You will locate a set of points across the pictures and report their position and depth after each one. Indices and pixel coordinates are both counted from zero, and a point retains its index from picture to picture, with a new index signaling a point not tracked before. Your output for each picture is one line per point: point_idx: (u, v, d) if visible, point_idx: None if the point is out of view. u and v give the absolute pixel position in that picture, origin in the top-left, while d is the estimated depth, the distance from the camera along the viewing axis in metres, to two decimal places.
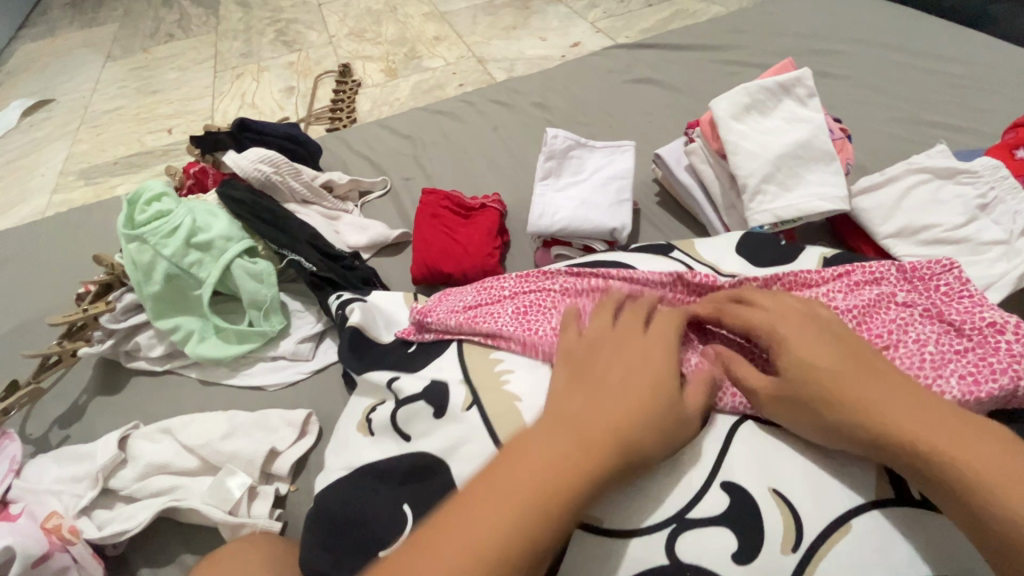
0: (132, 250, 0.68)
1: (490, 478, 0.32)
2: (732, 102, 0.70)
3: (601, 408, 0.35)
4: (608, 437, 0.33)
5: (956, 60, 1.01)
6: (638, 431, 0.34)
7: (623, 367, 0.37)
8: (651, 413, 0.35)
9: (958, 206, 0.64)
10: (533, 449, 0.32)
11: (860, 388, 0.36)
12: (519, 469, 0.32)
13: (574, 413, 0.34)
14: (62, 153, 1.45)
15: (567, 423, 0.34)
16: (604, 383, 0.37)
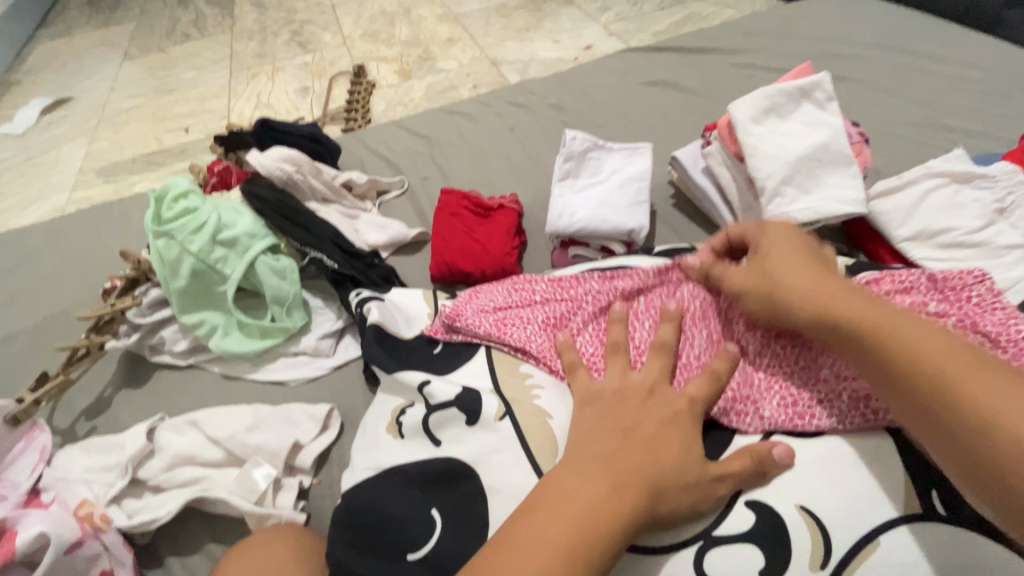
0: (160, 246, 0.70)
1: (524, 526, 0.35)
2: (751, 105, 0.70)
3: (621, 457, 0.38)
4: (634, 487, 0.37)
5: (972, 65, 1.02)
6: (661, 483, 0.37)
7: (653, 417, 0.40)
8: (672, 461, 0.38)
9: (975, 210, 0.65)
10: (560, 499, 0.36)
11: (806, 277, 0.43)
12: (553, 515, 0.35)
13: (599, 459, 0.38)
14: (80, 150, 1.47)
15: (593, 466, 0.38)
16: (631, 431, 0.40)
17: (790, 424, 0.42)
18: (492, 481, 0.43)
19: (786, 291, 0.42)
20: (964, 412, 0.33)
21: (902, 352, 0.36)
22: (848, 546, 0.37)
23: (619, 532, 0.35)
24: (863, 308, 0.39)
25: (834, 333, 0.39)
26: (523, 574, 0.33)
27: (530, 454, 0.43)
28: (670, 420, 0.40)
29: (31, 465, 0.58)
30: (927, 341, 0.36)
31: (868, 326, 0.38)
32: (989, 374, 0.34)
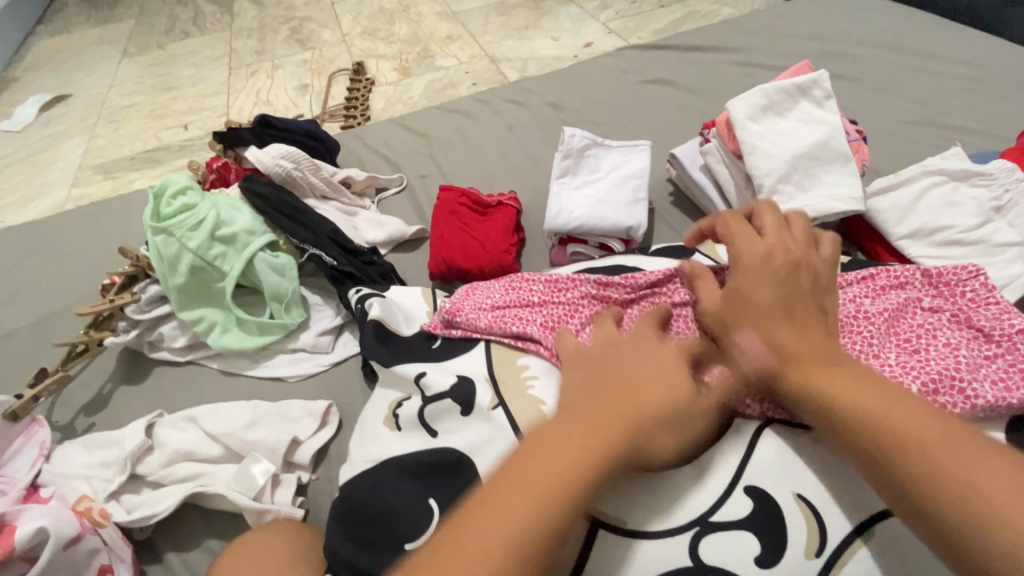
0: (158, 242, 0.70)
1: (507, 488, 0.32)
2: (749, 103, 0.71)
3: (606, 400, 0.36)
4: (620, 421, 0.35)
5: (971, 63, 1.02)
6: (650, 423, 0.36)
7: (638, 356, 0.39)
8: (662, 400, 0.36)
9: (973, 208, 0.65)
10: (547, 454, 0.33)
11: (780, 330, 0.39)
12: (538, 458, 0.33)
13: (583, 399, 0.37)
14: (80, 147, 1.47)
15: (576, 408, 0.36)
16: (614, 371, 0.39)
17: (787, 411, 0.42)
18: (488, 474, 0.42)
19: (757, 351, 0.39)
20: (951, 510, 0.30)
21: (888, 439, 0.33)
22: (843, 536, 0.37)
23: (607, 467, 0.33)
24: (842, 377, 0.36)
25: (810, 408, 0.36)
26: (507, 522, 0.31)
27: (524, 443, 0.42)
28: (659, 359, 0.38)
29: (29, 460, 0.59)
30: (912, 424, 0.33)
31: (847, 402, 0.35)
32: (978, 464, 0.31)
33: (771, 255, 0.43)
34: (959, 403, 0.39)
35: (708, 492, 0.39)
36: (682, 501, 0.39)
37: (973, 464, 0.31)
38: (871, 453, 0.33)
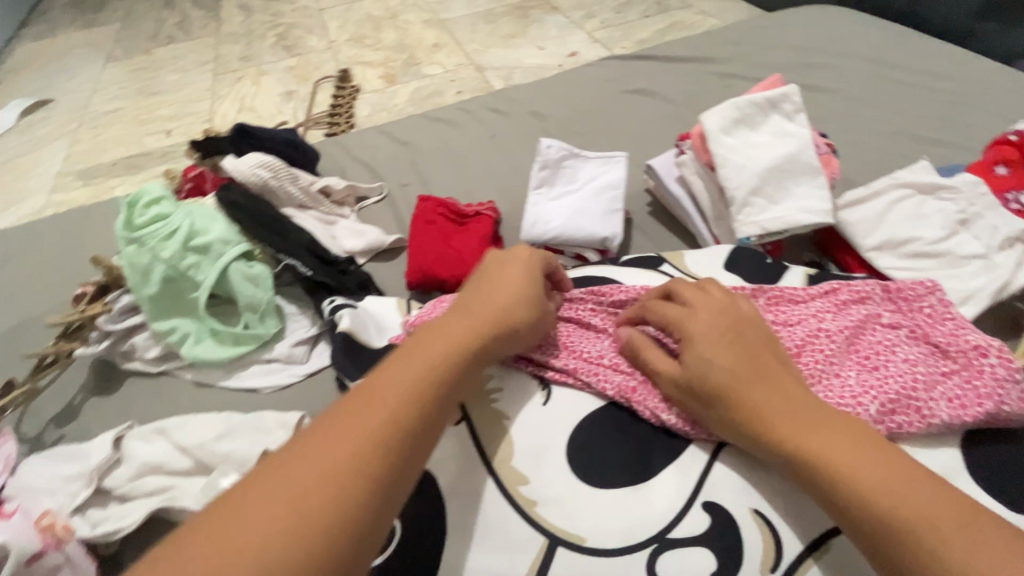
0: (130, 253, 0.69)
1: (350, 406, 0.37)
2: (720, 116, 0.72)
3: (449, 322, 0.44)
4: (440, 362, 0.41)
5: (944, 76, 1.04)
6: (491, 330, 0.44)
7: (469, 311, 0.46)
8: (495, 310, 0.46)
9: (939, 220, 0.66)
10: (375, 398, 0.37)
11: (766, 396, 0.40)
12: (368, 403, 0.37)
13: (416, 350, 0.42)
14: (60, 153, 1.45)
15: (408, 357, 0.41)
16: (446, 324, 0.44)
17: None
18: (454, 488, 0.43)
19: (750, 414, 0.40)
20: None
21: (880, 503, 0.35)
22: (797, 551, 0.39)
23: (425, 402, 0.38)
24: (833, 441, 0.37)
25: (807, 473, 0.37)
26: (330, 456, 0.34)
27: (487, 460, 0.44)
28: (491, 287, 0.48)
29: None
30: (902, 492, 0.35)
31: (840, 467, 0.36)
32: (968, 533, 0.33)
33: (729, 315, 0.44)
34: (915, 422, 0.42)
35: (666, 508, 0.41)
36: (642, 519, 0.41)
37: (964, 533, 0.33)
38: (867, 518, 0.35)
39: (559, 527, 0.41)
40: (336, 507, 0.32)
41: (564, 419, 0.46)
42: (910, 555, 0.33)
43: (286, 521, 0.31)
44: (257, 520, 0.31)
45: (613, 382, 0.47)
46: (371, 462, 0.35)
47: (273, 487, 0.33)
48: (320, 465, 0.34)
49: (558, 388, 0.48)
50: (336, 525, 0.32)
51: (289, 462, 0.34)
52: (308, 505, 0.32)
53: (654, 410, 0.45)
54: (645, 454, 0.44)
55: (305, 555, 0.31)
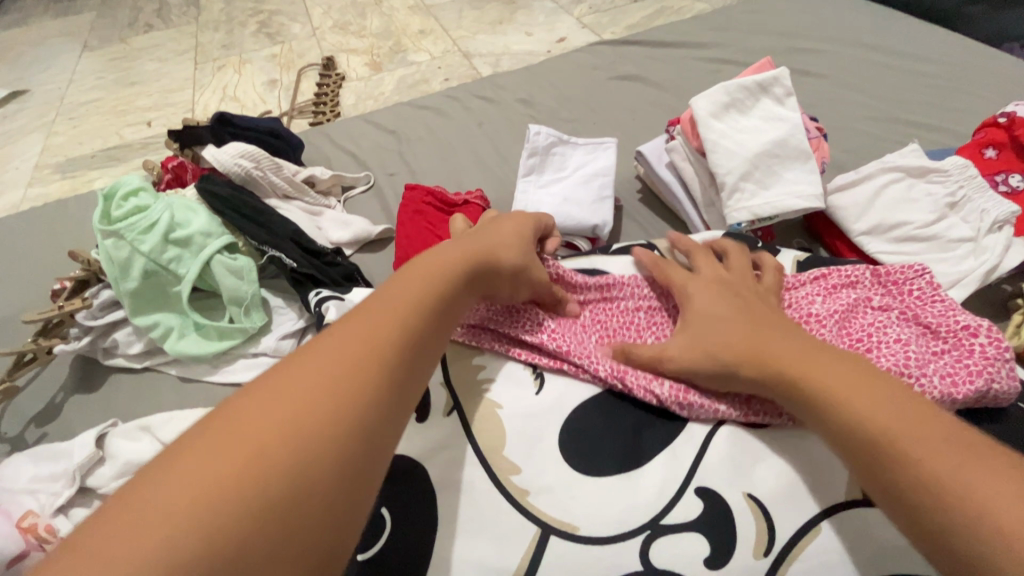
0: (109, 246, 0.68)
1: (367, 307, 0.39)
2: (711, 101, 0.71)
3: (434, 261, 0.44)
4: (439, 277, 0.43)
5: (932, 60, 1.03)
6: (478, 264, 0.46)
7: (467, 241, 0.48)
8: (482, 251, 0.47)
9: (928, 204, 0.66)
10: (389, 302, 0.40)
11: (756, 339, 0.43)
12: (382, 305, 0.39)
13: (421, 266, 0.44)
14: (37, 145, 1.41)
15: (414, 272, 0.43)
16: (447, 249, 0.47)
17: (742, 416, 0.44)
18: (444, 479, 0.43)
19: (750, 355, 0.42)
20: (929, 495, 0.32)
21: (882, 436, 0.35)
22: (788, 537, 0.39)
23: (428, 311, 0.40)
24: (833, 376, 0.38)
25: (808, 407, 0.39)
26: (344, 345, 0.35)
27: (479, 450, 0.43)
28: (486, 234, 0.50)
29: None
30: (896, 417, 0.35)
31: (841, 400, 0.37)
32: (972, 457, 0.32)
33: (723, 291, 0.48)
34: None
35: (657, 495, 0.41)
36: (635, 505, 0.40)
37: (955, 453, 0.33)
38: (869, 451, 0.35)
39: (551, 515, 0.40)
40: (322, 429, 0.31)
41: (556, 406, 0.46)
42: (893, 475, 0.34)
43: (266, 443, 0.30)
44: (231, 444, 0.29)
45: (605, 365, 0.47)
46: (363, 366, 0.35)
47: (296, 364, 0.34)
48: (333, 354, 0.35)
49: (551, 375, 0.48)
50: (330, 413, 0.32)
51: (265, 391, 0.32)
52: (321, 383, 0.33)
53: (648, 389, 0.45)
54: (637, 440, 0.44)
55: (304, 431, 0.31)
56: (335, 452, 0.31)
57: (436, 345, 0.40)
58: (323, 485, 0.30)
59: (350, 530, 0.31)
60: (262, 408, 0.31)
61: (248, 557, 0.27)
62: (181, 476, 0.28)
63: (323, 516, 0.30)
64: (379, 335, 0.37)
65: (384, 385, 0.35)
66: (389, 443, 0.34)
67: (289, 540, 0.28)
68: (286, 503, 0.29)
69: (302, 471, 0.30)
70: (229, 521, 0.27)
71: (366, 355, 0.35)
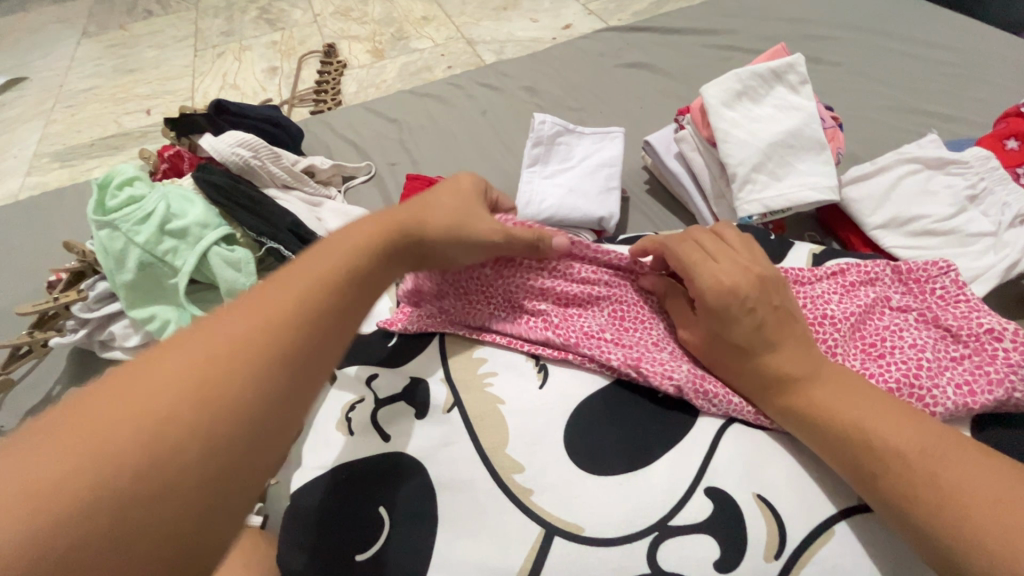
0: (102, 237, 0.66)
1: (296, 271, 0.38)
2: (723, 88, 0.68)
3: (352, 232, 0.43)
4: (366, 247, 0.42)
5: (950, 48, 1.00)
6: (403, 236, 0.45)
7: (404, 211, 0.47)
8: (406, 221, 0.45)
9: (948, 197, 0.64)
10: (316, 266, 0.39)
11: (764, 359, 0.42)
12: (310, 267, 0.38)
13: (355, 236, 0.43)
14: (35, 133, 1.40)
15: (343, 241, 0.42)
16: (386, 218, 0.45)
17: (753, 412, 0.42)
18: (444, 479, 0.41)
19: (749, 385, 0.42)
20: (920, 509, 0.34)
21: (876, 454, 0.36)
22: (800, 540, 0.38)
23: (356, 279, 0.40)
24: (825, 395, 0.39)
25: (803, 426, 0.39)
26: (269, 306, 0.35)
27: (479, 447, 0.42)
28: (422, 205, 0.48)
29: None
30: (886, 429, 0.36)
31: (828, 417, 0.38)
32: (961, 470, 0.34)
33: (733, 291, 0.42)
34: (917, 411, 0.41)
35: (668, 495, 0.39)
36: (642, 504, 0.39)
37: (937, 460, 0.35)
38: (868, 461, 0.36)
39: (555, 516, 0.39)
40: (218, 391, 0.30)
41: (562, 401, 0.44)
42: (894, 492, 0.35)
43: (141, 413, 0.28)
44: (114, 411, 0.28)
45: (617, 354, 0.45)
46: (289, 328, 0.34)
47: (221, 321, 0.33)
48: (259, 314, 0.34)
49: (555, 368, 0.46)
50: (254, 374, 0.32)
51: (157, 357, 0.31)
52: (244, 342, 0.32)
53: (666, 375, 0.43)
54: (643, 437, 0.42)
55: (226, 392, 0.30)
56: (256, 412, 0.31)
57: (355, 309, 0.39)
58: (241, 447, 0.30)
59: (251, 489, 0.30)
60: (139, 379, 0.30)
61: (139, 517, 0.26)
62: (56, 449, 0.26)
63: (228, 485, 0.29)
64: (309, 298, 0.36)
65: (291, 347, 0.34)
66: (299, 403, 0.33)
67: (186, 496, 0.28)
68: (170, 470, 0.28)
69: (197, 431, 0.29)
70: (101, 490, 0.26)
71: (274, 318, 0.34)
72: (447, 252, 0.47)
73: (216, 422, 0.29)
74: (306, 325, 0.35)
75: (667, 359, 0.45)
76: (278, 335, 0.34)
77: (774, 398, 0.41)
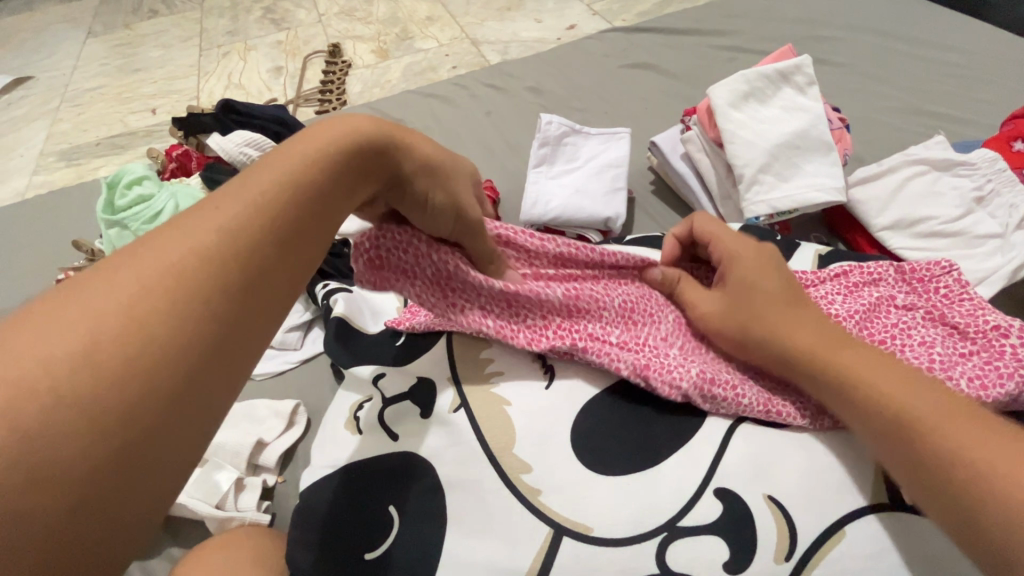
0: (112, 236, 0.68)
1: (241, 184, 0.33)
2: (730, 89, 0.68)
3: (305, 143, 0.38)
4: (322, 163, 0.37)
5: (956, 49, 1.00)
6: (369, 155, 0.40)
7: (370, 127, 0.41)
8: (366, 141, 0.40)
9: (954, 199, 0.64)
10: (263, 180, 0.34)
11: (791, 315, 0.43)
12: (257, 181, 0.34)
13: (309, 149, 0.37)
14: (41, 132, 1.40)
15: (295, 153, 0.37)
16: (346, 133, 0.40)
17: (764, 412, 0.42)
18: (454, 479, 0.42)
19: (779, 341, 0.42)
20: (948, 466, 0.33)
21: (901, 414, 0.36)
22: (810, 542, 0.38)
23: (313, 196, 0.35)
24: (848, 356, 0.39)
25: (827, 388, 0.39)
26: (214, 223, 0.31)
27: (487, 447, 0.42)
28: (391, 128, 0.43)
29: None
30: (908, 392, 0.36)
31: (850, 376, 0.38)
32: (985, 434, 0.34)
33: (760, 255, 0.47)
34: None
35: (677, 495, 0.39)
36: (651, 504, 0.39)
37: (961, 420, 0.34)
38: (885, 432, 0.36)
39: (565, 515, 0.39)
40: (157, 316, 0.27)
41: (568, 403, 0.44)
42: (916, 450, 0.35)
43: (68, 371, 0.24)
44: (34, 345, 0.24)
45: (626, 361, 0.44)
46: (237, 248, 0.30)
47: (156, 242, 0.29)
48: (200, 232, 0.30)
49: (561, 371, 0.46)
50: (201, 297, 0.28)
51: (83, 284, 0.27)
52: (185, 263, 0.29)
53: (673, 384, 0.43)
54: (650, 439, 0.42)
55: (167, 316, 0.27)
56: (206, 337, 0.28)
57: (318, 234, 0.35)
58: (195, 372, 0.27)
59: (210, 417, 0.28)
60: (56, 331, 0.25)
61: (80, 459, 0.23)
62: None
63: (181, 415, 0.26)
64: (258, 215, 0.32)
65: (242, 268, 0.30)
66: (255, 325, 0.30)
67: (133, 430, 0.25)
68: (112, 426, 0.24)
69: (137, 359, 0.25)
70: (45, 457, 0.23)
71: (219, 236, 0.30)
72: (426, 189, 0.42)
73: (158, 348, 0.26)
74: (258, 243, 0.31)
75: (675, 363, 0.45)
76: (223, 254, 0.30)
77: (798, 355, 0.41)
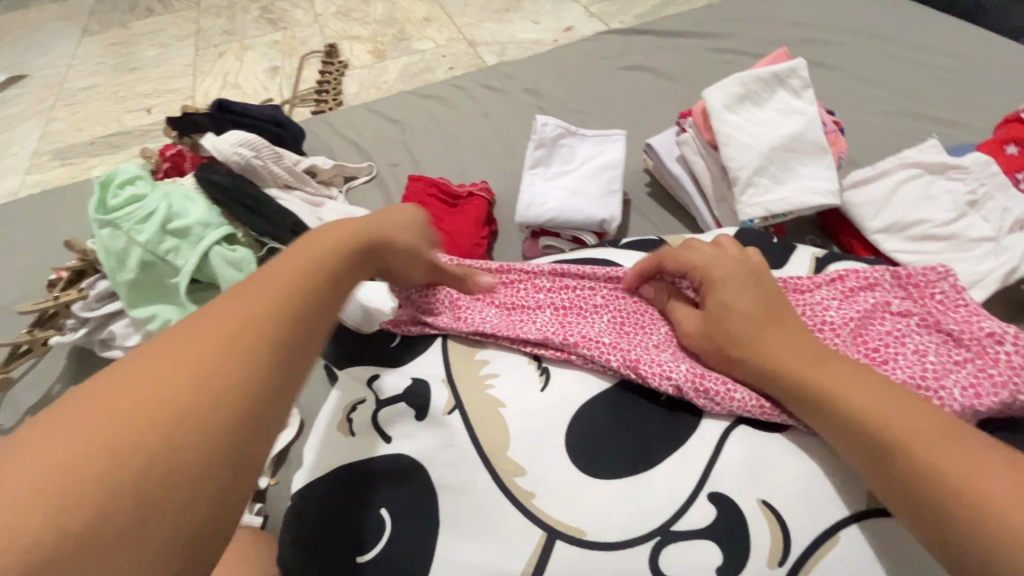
0: (104, 236, 0.67)
1: (237, 297, 0.34)
2: (726, 93, 0.69)
3: (300, 250, 0.40)
4: (315, 268, 0.38)
5: (951, 53, 1.00)
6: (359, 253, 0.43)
7: (359, 227, 0.45)
8: (350, 235, 0.43)
9: (948, 202, 0.64)
10: (260, 290, 0.35)
11: (771, 335, 0.42)
12: (255, 294, 0.34)
13: (302, 256, 0.39)
14: (36, 131, 1.39)
15: (289, 261, 0.38)
16: (336, 236, 0.43)
17: (761, 407, 0.42)
18: (448, 482, 0.41)
19: (757, 358, 0.41)
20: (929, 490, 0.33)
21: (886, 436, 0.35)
22: (804, 547, 0.38)
23: (309, 302, 0.36)
24: (831, 378, 0.38)
25: (815, 411, 0.38)
26: (208, 341, 0.31)
27: (481, 450, 0.42)
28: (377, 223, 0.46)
29: None
30: (893, 412, 0.35)
31: (834, 397, 0.37)
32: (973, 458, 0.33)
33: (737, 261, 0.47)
34: None
35: (672, 499, 0.39)
36: (645, 508, 0.39)
37: (946, 438, 0.34)
38: (873, 446, 0.35)
39: (557, 519, 0.39)
40: (150, 448, 0.26)
41: (562, 406, 0.44)
42: (900, 471, 0.34)
43: (61, 508, 0.24)
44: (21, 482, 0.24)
45: (617, 354, 0.45)
46: (234, 368, 0.30)
47: (152, 364, 0.29)
48: (195, 353, 0.30)
49: (557, 370, 0.46)
50: (197, 422, 0.28)
51: (72, 412, 0.27)
52: (178, 386, 0.28)
53: (664, 376, 0.44)
54: (644, 441, 0.42)
55: (158, 446, 0.27)
56: (201, 462, 0.27)
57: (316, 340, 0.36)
58: (187, 504, 0.26)
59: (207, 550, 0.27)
60: (55, 449, 0.25)
61: None
62: None
63: (175, 550, 0.26)
64: (255, 330, 0.32)
65: (238, 387, 0.30)
66: (254, 444, 0.30)
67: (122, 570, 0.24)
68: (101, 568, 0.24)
69: (128, 493, 0.25)
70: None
71: (215, 354, 0.30)
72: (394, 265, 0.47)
73: (151, 482, 0.26)
74: (255, 360, 0.31)
75: (666, 359, 0.45)
76: (219, 377, 0.30)
77: (783, 376, 0.40)
